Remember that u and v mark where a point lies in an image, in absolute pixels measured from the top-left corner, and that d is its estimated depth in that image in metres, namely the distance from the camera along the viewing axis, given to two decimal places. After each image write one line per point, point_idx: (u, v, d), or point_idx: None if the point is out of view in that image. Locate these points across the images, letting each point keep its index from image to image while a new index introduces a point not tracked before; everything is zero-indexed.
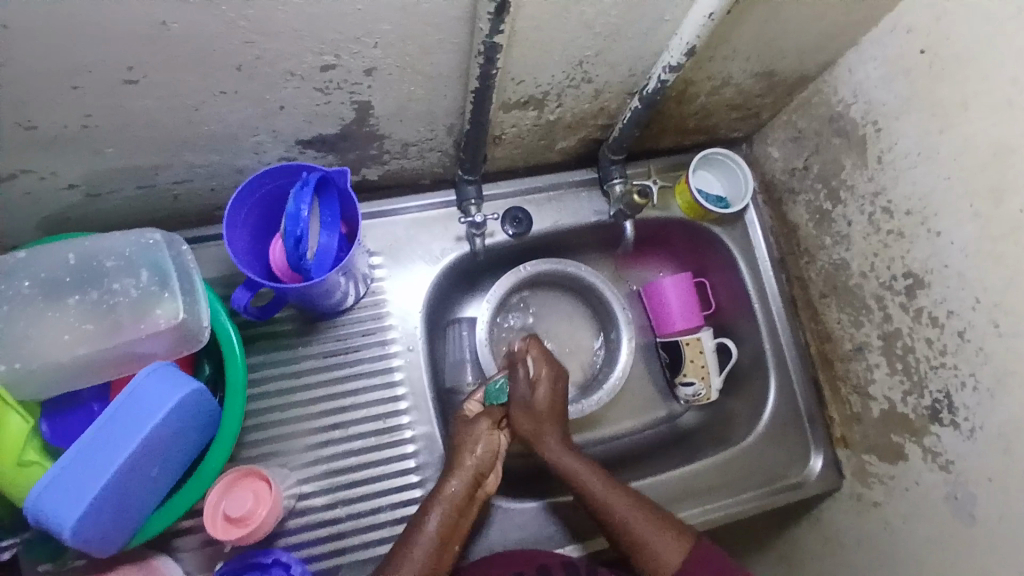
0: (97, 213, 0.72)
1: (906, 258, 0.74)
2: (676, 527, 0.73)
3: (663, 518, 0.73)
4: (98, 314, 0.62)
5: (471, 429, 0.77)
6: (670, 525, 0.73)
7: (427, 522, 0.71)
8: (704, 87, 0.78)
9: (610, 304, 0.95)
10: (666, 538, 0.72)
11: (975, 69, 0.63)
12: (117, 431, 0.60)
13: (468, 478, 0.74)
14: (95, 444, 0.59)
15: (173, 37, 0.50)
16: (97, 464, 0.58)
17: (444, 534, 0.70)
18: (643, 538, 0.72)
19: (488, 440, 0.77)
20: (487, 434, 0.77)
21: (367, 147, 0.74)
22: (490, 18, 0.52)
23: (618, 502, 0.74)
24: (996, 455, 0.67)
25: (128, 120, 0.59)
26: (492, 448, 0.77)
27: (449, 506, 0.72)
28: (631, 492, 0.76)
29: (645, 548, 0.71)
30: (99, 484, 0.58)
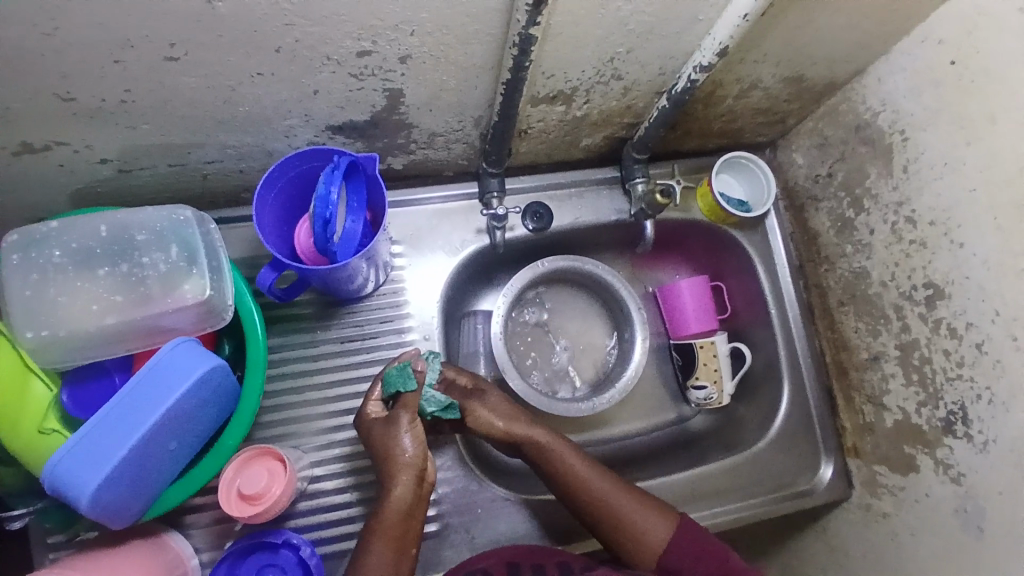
0: (129, 188, 0.73)
1: (927, 269, 0.74)
2: (659, 506, 0.75)
3: (642, 498, 0.75)
4: (127, 286, 0.64)
5: (392, 428, 0.71)
6: (651, 502, 0.75)
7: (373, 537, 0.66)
8: (732, 90, 0.78)
9: (626, 303, 0.95)
10: (650, 515, 0.73)
11: (1007, 81, 0.63)
12: (139, 401, 0.61)
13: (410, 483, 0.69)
14: (117, 414, 0.60)
15: (217, 17, 0.51)
16: (119, 433, 0.60)
17: (395, 543, 0.66)
18: (623, 514, 0.73)
19: (414, 436, 0.71)
20: (413, 430, 0.71)
21: (396, 135, 0.75)
22: (527, 10, 0.53)
23: (597, 484, 0.74)
24: (1008, 470, 0.67)
25: (167, 97, 0.60)
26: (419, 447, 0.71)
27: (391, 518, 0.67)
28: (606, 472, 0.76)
29: (627, 524, 0.73)
30: (122, 452, 0.59)
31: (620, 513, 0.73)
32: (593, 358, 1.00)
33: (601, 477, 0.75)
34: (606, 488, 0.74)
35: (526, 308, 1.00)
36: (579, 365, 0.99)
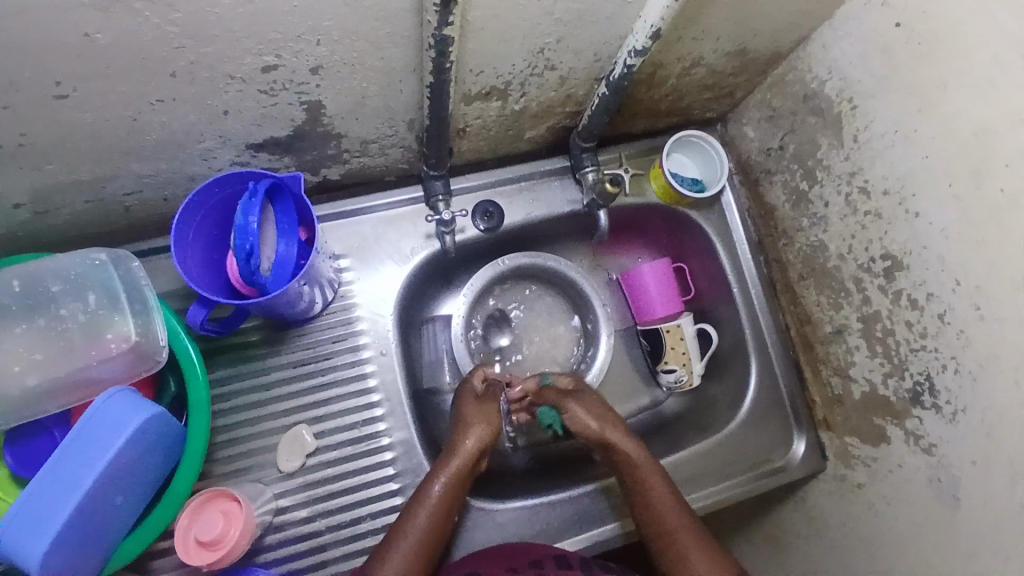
0: (48, 230, 0.68)
1: (884, 239, 0.73)
2: (721, 557, 0.69)
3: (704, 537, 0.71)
4: (48, 341, 0.60)
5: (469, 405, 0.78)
6: (714, 547, 0.70)
7: (428, 488, 0.71)
8: (674, 69, 0.75)
9: (589, 298, 0.96)
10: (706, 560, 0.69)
11: (955, 43, 0.60)
12: (77, 460, 0.57)
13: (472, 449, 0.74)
14: (53, 475, 0.56)
15: (101, 48, 0.46)
16: (59, 496, 0.56)
17: (446, 506, 0.71)
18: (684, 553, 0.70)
19: (489, 421, 0.77)
20: (490, 416, 0.77)
21: (325, 147, 0.70)
22: (437, 10, 0.49)
23: (671, 514, 0.72)
24: (978, 439, 0.66)
25: (68, 135, 0.55)
26: (493, 430, 0.77)
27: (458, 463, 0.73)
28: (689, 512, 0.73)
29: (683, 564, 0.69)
30: (62, 517, 0.55)
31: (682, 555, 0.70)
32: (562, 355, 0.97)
33: (678, 513, 0.73)
34: (677, 525, 0.72)
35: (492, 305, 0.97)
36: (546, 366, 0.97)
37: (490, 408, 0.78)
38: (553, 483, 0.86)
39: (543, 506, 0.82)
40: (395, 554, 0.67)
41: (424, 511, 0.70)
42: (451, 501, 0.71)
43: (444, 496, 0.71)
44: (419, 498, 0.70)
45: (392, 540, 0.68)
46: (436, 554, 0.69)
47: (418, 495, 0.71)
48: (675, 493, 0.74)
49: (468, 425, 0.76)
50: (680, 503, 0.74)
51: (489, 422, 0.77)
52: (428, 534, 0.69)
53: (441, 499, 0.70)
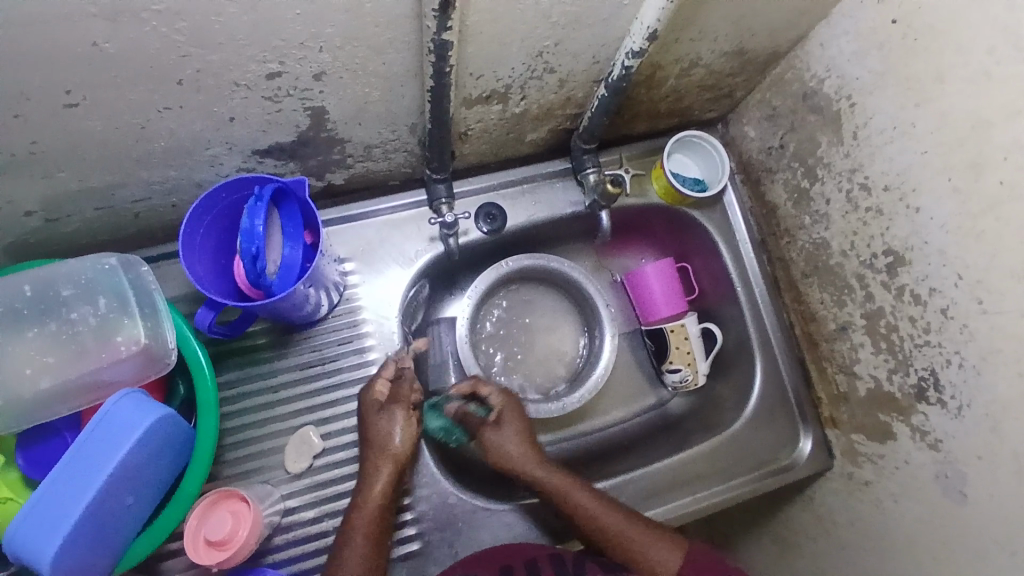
0: (61, 236, 0.70)
1: (886, 235, 0.73)
2: (662, 531, 0.71)
3: (641, 523, 0.72)
4: (59, 345, 0.62)
5: (386, 419, 0.74)
6: (653, 529, 0.71)
7: (353, 527, 0.69)
8: (672, 70, 0.76)
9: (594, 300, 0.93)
10: (657, 544, 0.70)
11: (950, 40, 0.61)
12: (91, 457, 0.58)
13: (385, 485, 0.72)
14: (68, 472, 0.57)
15: (111, 58, 0.48)
16: (76, 491, 0.57)
17: (376, 532, 0.69)
18: (640, 547, 0.70)
19: (404, 427, 0.74)
20: (404, 422, 0.74)
21: (329, 151, 0.72)
22: (435, 15, 0.50)
23: (606, 515, 0.72)
24: (983, 433, 0.66)
25: (78, 142, 0.56)
26: (409, 438, 0.74)
27: (371, 501, 0.71)
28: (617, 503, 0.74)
29: (641, 556, 0.70)
30: (77, 511, 0.56)
31: (630, 543, 0.70)
32: (570, 370, 0.97)
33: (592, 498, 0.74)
34: (630, 532, 0.71)
35: (496, 313, 0.97)
36: (552, 375, 0.97)
37: (403, 417, 0.74)
38: None
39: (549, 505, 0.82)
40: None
41: (355, 549, 0.68)
42: (380, 528, 0.70)
43: (371, 534, 0.69)
44: (345, 538, 0.68)
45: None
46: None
47: (343, 534, 0.69)
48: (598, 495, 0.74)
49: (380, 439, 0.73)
50: (597, 493, 0.75)
51: (405, 432, 0.74)
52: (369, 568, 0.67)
53: (370, 533, 0.69)
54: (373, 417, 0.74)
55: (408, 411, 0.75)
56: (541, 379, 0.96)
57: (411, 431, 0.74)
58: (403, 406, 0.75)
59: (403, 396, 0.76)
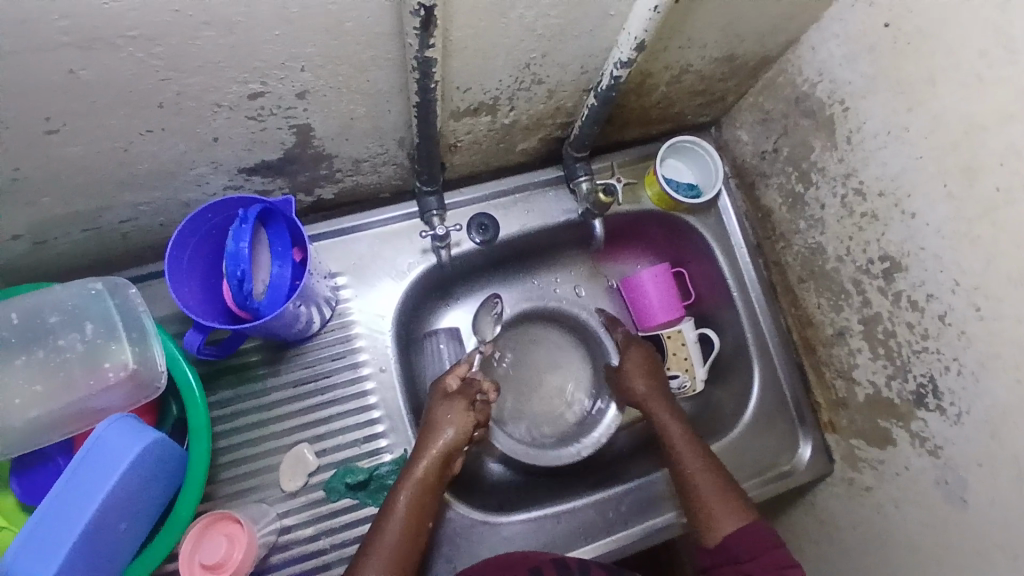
0: (49, 259, 0.69)
1: (882, 240, 0.72)
2: (741, 504, 0.73)
3: (727, 488, 0.75)
4: (46, 374, 0.61)
5: (445, 407, 0.75)
6: (737, 500, 0.74)
7: (394, 505, 0.69)
8: (662, 77, 0.75)
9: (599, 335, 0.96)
10: (729, 510, 0.73)
11: (944, 44, 0.60)
12: (90, 478, 0.57)
13: (433, 470, 0.71)
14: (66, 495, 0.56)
15: (89, 86, 0.47)
16: (75, 511, 0.56)
17: (416, 515, 0.69)
18: (710, 504, 0.74)
19: (461, 418, 0.75)
20: (462, 413, 0.75)
21: (316, 168, 0.71)
22: (416, 34, 0.49)
23: (689, 463, 0.77)
24: (984, 440, 0.65)
25: (62, 167, 0.55)
26: (462, 430, 0.74)
27: (415, 484, 0.70)
28: (710, 459, 0.77)
29: (706, 511, 0.74)
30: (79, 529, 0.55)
31: (709, 508, 0.73)
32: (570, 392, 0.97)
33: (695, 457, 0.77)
34: (708, 495, 0.74)
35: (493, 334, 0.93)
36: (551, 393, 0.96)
37: (460, 407, 0.75)
38: (556, 496, 0.85)
39: (548, 518, 0.81)
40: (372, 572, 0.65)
41: (392, 529, 0.68)
42: (419, 512, 0.69)
43: (414, 515, 0.69)
44: (389, 513, 0.69)
45: (366, 559, 0.66)
46: (413, 565, 0.68)
47: (388, 509, 0.69)
48: (705, 455, 0.78)
49: (437, 426, 0.74)
50: (705, 453, 0.78)
51: (458, 423, 0.74)
52: (401, 553, 0.67)
53: (408, 516, 0.69)
54: (436, 403, 0.76)
55: (467, 404, 0.76)
56: (540, 399, 0.96)
57: (467, 425, 0.75)
58: (464, 398, 0.77)
59: (469, 392, 0.78)
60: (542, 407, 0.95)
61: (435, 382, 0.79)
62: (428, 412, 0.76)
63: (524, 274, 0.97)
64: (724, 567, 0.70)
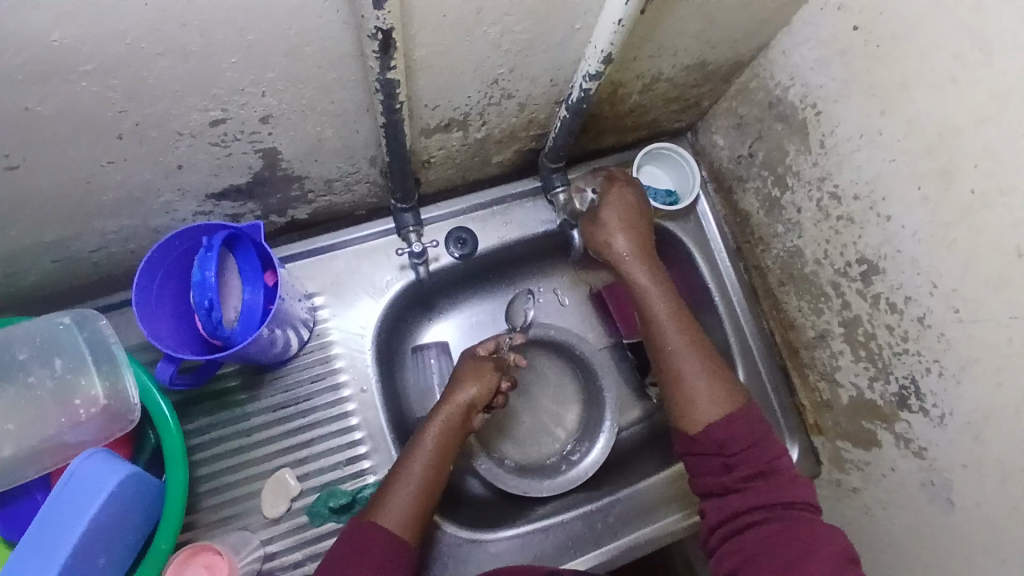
0: (18, 291, 0.68)
1: (859, 244, 0.72)
2: (727, 390, 0.69)
3: (709, 365, 0.70)
4: (17, 411, 0.59)
5: (474, 364, 0.77)
6: (719, 376, 0.69)
7: (419, 447, 0.70)
8: (635, 86, 0.75)
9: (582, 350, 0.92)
10: (711, 393, 0.68)
11: (912, 48, 0.60)
12: (67, 513, 0.55)
13: (457, 417, 0.73)
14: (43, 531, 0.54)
15: (45, 120, 0.46)
16: (52, 547, 0.54)
17: (439, 457, 0.70)
18: (690, 398, 0.69)
19: (488, 375, 0.76)
20: (489, 371, 0.76)
21: (288, 189, 0.70)
22: (377, 56, 0.48)
23: (670, 329, 0.72)
24: (967, 441, 0.65)
25: (24, 200, 0.54)
26: (489, 386, 0.75)
27: (441, 429, 0.71)
28: (688, 330, 0.73)
29: (685, 402, 0.69)
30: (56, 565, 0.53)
31: (680, 380, 0.70)
32: (561, 402, 0.95)
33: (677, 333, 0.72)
34: (686, 366, 0.70)
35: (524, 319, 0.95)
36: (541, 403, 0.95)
37: (488, 365, 0.77)
38: (544, 510, 0.85)
39: (536, 532, 0.80)
40: (394, 499, 0.67)
41: (416, 467, 0.69)
42: (442, 456, 0.70)
43: (438, 454, 0.70)
44: (413, 448, 0.70)
45: (388, 488, 0.68)
46: (432, 505, 0.69)
47: (412, 445, 0.71)
48: (684, 321, 0.73)
49: (463, 378, 0.75)
50: (685, 324, 0.73)
51: (484, 378, 0.75)
52: (421, 491, 0.68)
53: (432, 457, 0.70)
54: (466, 362, 0.78)
55: (495, 364, 0.78)
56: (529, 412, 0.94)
57: (493, 384, 0.76)
58: (493, 360, 0.78)
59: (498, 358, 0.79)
60: (531, 420, 0.94)
61: (467, 352, 0.81)
62: (457, 370, 0.78)
63: (505, 285, 0.96)
64: (709, 472, 0.66)
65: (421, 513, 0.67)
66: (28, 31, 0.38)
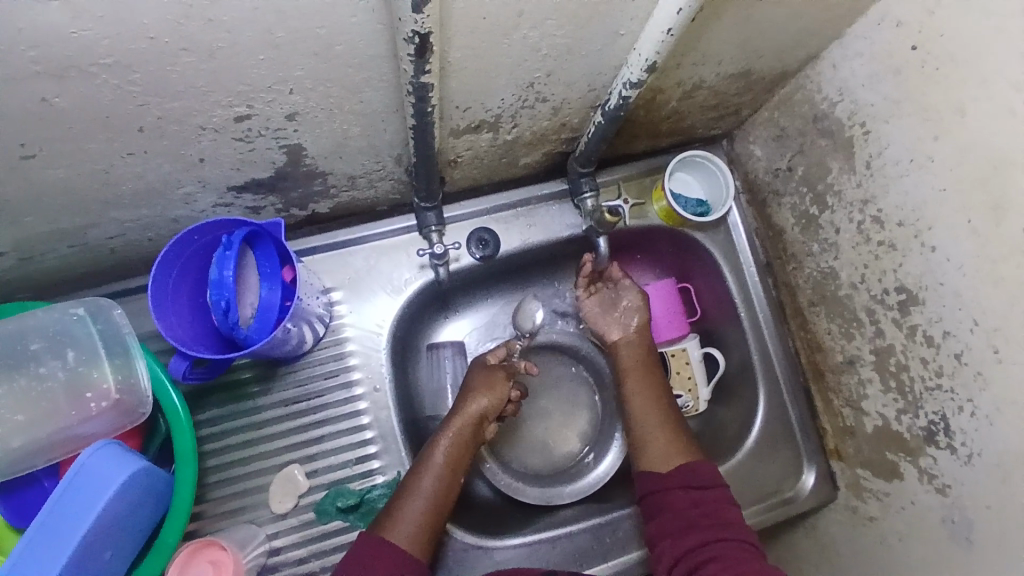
0: (34, 274, 0.67)
1: (899, 271, 0.69)
2: (680, 444, 0.74)
3: (666, 428, 0.76)
4: (28, 403, 0.59)
5: (484, 374, 0.79)
6: (679, 442, 0.74)
7: (430, 457, 0.71)
8: (674, 93, 0.72)
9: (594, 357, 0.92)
10: (661, 447, 0.74)
11: (974, 73, 0.56)
12: (72, 509, 0.54)
13: (468, 428, 0.74)
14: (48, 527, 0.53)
15: (63, 112, 0.44)
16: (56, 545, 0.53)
17: (451, 467, 0.71)
18: (642, 444, 0.75)
19: (497, 386, 0.78)
20: (498, 381, 0.78)
21: (310, 184, 0.68)
22: (412, 60, 0.45)
23: (634, 391, 0.80)
24: (994, 484, 0.63)
25: (41, 189, 0.53)
26: (498, 397, 0.77)
27: (451, 440, 0.73)
28: (661, 408, 0.78)
29: (641, 452, 0.75)
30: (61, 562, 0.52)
31: (638, 443, 0.76)
32: (572, 405, 0.94)
33: (641, 386, 0.80)
34: (644, 425, 0.76)
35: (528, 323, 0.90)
36: (552, 406, 0.93)
37: (497, 375, 0.79)
38: (552, 519, 0.84)
39: (542, 542, 0.79)
40: (406, 513, 0.67)
41: (429, 477, 0.70)
42: (454, 466, 0.71)
43: (449, 465, 0.71)
44: (424, 460, 0.71)
45: (400, 502, 0.68)
46: (444, 516, 0.69)
47: (423, 458, 0.71)
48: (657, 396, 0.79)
49: (473, 390, 0.77)
50: (651, 385, 0.80)
51: (493, 389, 0.77)
52: (434, 502, 0.68)
53: (444, 468, 0.71)
54: (474, 372, 0.80)
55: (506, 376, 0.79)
56: (542, 414, 0.93)
57: (502, 394, 0.77)
58: (503, 369, 0.80)
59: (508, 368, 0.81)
60: (542, 425, 0.92)
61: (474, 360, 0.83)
62: (467, 380, 0.79)
63: (524, 286, 0.94)
64: (674, 489, 0.69)
65: (433, 525, 0.68)
66: (45, 25, 0.37)
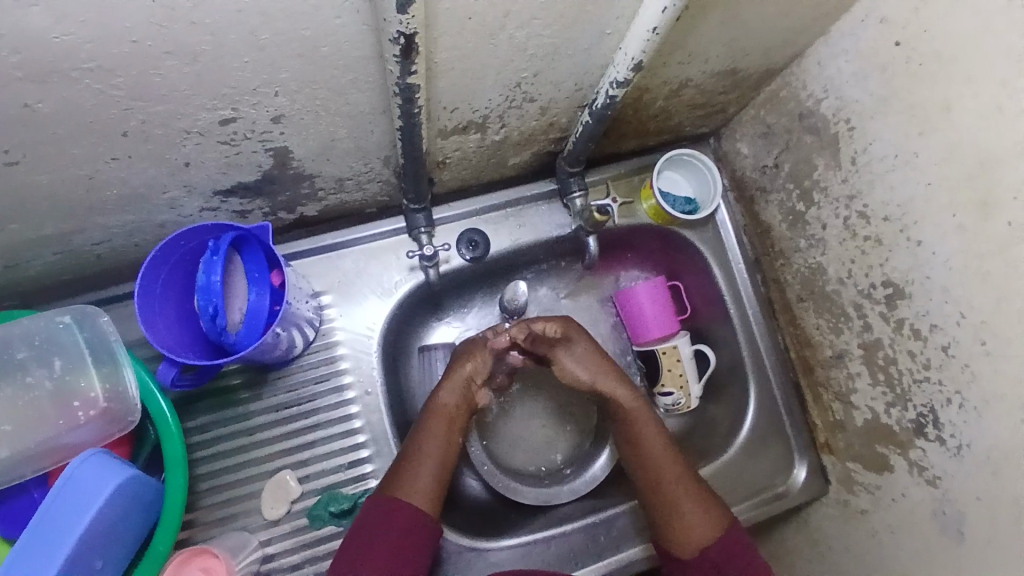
0: (18, 282, 0.66)
1: (885, 266, 0.69)
2: (717, 514, 0.71)
3: (701, 498, 0.72)
4: (14, 412, 0.58)
5: (472, 341, 0.80)
6: (716, 510, 0.71)
7: (428, 424, 0.72)
8: (661, 92, 0.72)
9: None
10: (700, 515, 0.71)
11: (958, 69, 0.57)
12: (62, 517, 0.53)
13: (459, 391, 0.75)
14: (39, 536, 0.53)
15: (45, 117, 0.44)
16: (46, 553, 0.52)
17: (450, 429, 0.73)
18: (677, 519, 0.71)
19: (485, 350, 0.79)
20: (485, 345, 0.79)
21: (297, 187, 0.68)
22: (398, 61, 0.45)
23: (659, 456, 0.74)
24: (983, 476, 0.64)
25: (25, 196, 0.52)
26: (486, 361, 0.78)
27: (446, 406, 0.74)
28: (690, 475, 0.73)
29: (674, 525, 0.71)
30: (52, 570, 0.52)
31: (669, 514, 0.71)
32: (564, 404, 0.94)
33: (665, 449, 0.75)
34: (676, 495, 0.72)
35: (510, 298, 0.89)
36: (544, 406, 0.93)
37: (482, 340, 0.79)
38: (546, 519, 0.84)
39: (538, 543, 0.79)
40: (413, 478, 0.68)
41: (431, 441, 0.71)
42: (452, 429, 0.73)
43: (446, 426, 0.73)
44: (423, 428, 0.72)
45: (405, 468, 0.69)
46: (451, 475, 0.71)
47: (421, 425, 0.73)
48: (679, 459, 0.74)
49: (459, 356, 0.78)
50: (674, 453, 0.74)
51: (481, 353, 0.78)
52: (440, 465, 0.70)
53: (444, 432, 0.72)
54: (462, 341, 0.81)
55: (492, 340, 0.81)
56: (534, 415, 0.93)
57: (490, 357, 0.79)
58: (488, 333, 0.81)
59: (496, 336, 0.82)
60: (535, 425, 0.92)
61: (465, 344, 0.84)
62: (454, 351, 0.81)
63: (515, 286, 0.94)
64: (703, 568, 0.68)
65: (442, 484, 0.70)
66: (25, 29, 0.36)
